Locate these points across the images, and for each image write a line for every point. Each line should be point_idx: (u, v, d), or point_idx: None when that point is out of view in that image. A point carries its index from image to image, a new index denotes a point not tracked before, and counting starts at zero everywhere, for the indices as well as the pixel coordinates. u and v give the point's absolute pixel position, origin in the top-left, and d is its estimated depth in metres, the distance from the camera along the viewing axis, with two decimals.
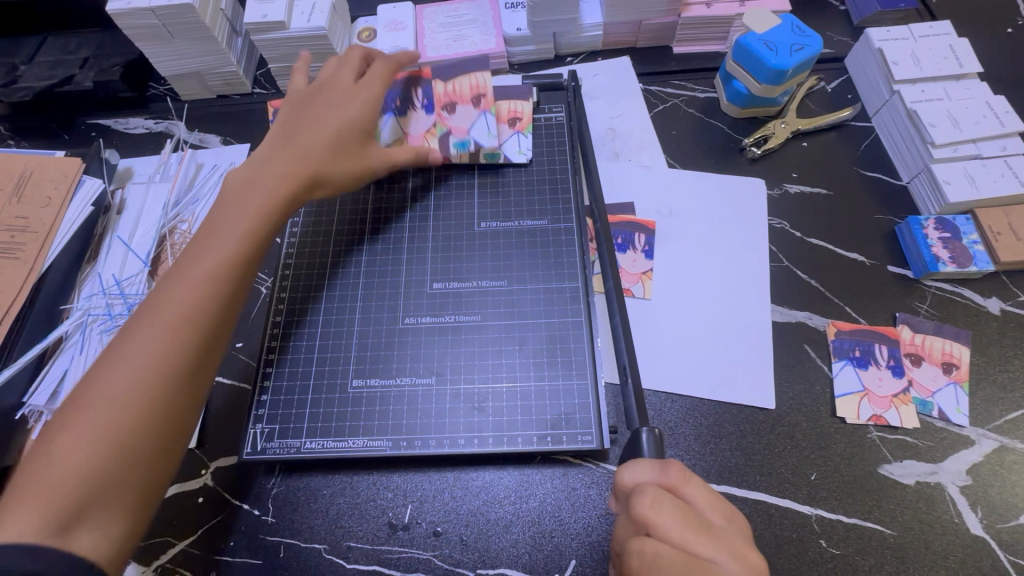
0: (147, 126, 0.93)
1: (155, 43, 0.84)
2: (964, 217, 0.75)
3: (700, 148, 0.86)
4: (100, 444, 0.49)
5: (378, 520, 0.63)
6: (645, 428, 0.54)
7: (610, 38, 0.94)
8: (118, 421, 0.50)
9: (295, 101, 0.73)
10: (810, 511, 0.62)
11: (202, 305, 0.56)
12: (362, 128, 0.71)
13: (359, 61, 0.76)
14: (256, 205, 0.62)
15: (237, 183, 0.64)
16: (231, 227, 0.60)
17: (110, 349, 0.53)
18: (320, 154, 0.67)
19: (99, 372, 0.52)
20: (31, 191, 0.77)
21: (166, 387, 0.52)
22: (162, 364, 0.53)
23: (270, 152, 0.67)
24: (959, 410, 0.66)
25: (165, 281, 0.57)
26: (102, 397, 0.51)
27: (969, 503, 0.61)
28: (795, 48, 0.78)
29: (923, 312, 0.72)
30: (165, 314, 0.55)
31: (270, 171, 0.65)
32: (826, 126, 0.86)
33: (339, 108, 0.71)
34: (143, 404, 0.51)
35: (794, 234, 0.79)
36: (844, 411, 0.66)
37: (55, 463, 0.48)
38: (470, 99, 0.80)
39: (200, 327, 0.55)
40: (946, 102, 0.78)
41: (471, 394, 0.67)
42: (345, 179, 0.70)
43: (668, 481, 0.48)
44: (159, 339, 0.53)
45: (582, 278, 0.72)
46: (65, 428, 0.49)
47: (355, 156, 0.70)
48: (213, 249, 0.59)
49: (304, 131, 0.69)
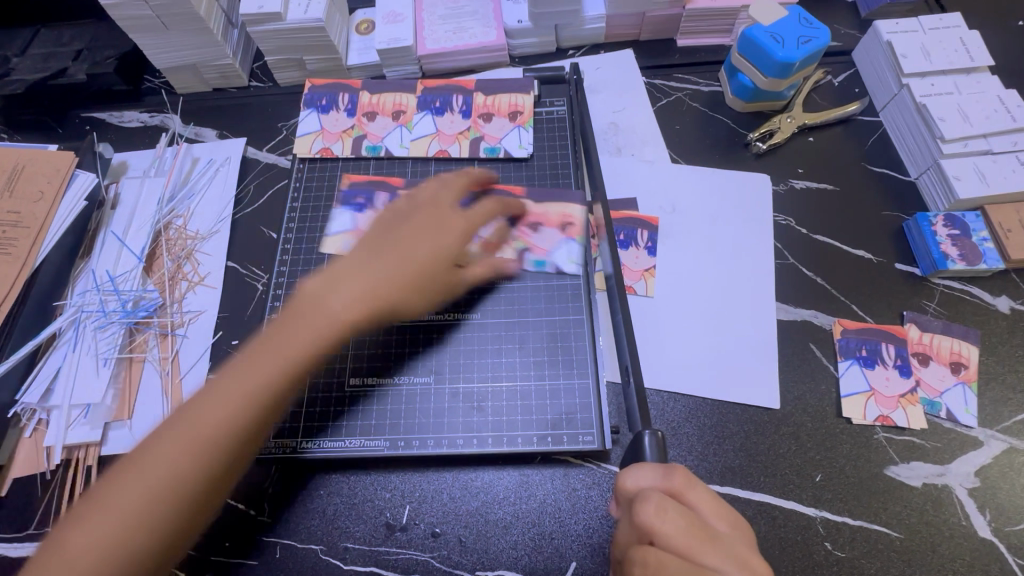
0: (142, 120, 0.91)
1: (149, 34, 0.83)
2: (974, 214, 0.73)
3: (704, 142, 0.85)
4: (102, 556, 0.47)
5: (376, 520, 0.62)
6: (647, 432, 0.51)
7: (613, 31, 0.92)
8: (121, 547, 0.47)
9: (389, 214, 0.66)
10: (814, 513, 0.61)
11: (228, 443, 0.51)
12: (453, 247, 0.64)
13: (471, 173, 0.69)
14: (322, 333, 0.56)
15: (312, 291, 0.58)
16: (284, 348, 0.54)
17: (139, 455, 0.50)
18: (401, 282, 0.60)
19: (122, 478, 0.49)
20: (23, 185, 0.76)
21: (177, 509, 0.49)
22: (173, 497, 0.49)
23: (353, 267, 0.60)
24: (967, 411, 0.65)
25: (208, 392, 0.52)
26: (118, 511, 0.48)
27: (978, 505, 0.60)
28: (802, 40, 0.76)
29: (931, 310, 0.71)
30: (193, 444, 0.50)
31: (349, 298, 0.58)
32: (833, 121, 0.84)
33: (434, 226, 0.64)
34: (150, 523, 0.48)
35: (800, 231, 0.77)
36: (851, 411, 0.65)
37: (61, 565, 0.46)
38: (557, 225, 0.72)
39: (222, 454, 0.50)
40: (956, 96, 0.76)
41: (470, 393, 0.66)
42: (423, 305, 0.63)
43: (672, 487, 0.46)
44: (179, 463, 0.49)
45: (583, 275, 0.71)
46: (79, 524, 0.47)
47: (438, 279, 0.63)
48: (259, 373, 0.53)
49: (394, 249, 0.62)
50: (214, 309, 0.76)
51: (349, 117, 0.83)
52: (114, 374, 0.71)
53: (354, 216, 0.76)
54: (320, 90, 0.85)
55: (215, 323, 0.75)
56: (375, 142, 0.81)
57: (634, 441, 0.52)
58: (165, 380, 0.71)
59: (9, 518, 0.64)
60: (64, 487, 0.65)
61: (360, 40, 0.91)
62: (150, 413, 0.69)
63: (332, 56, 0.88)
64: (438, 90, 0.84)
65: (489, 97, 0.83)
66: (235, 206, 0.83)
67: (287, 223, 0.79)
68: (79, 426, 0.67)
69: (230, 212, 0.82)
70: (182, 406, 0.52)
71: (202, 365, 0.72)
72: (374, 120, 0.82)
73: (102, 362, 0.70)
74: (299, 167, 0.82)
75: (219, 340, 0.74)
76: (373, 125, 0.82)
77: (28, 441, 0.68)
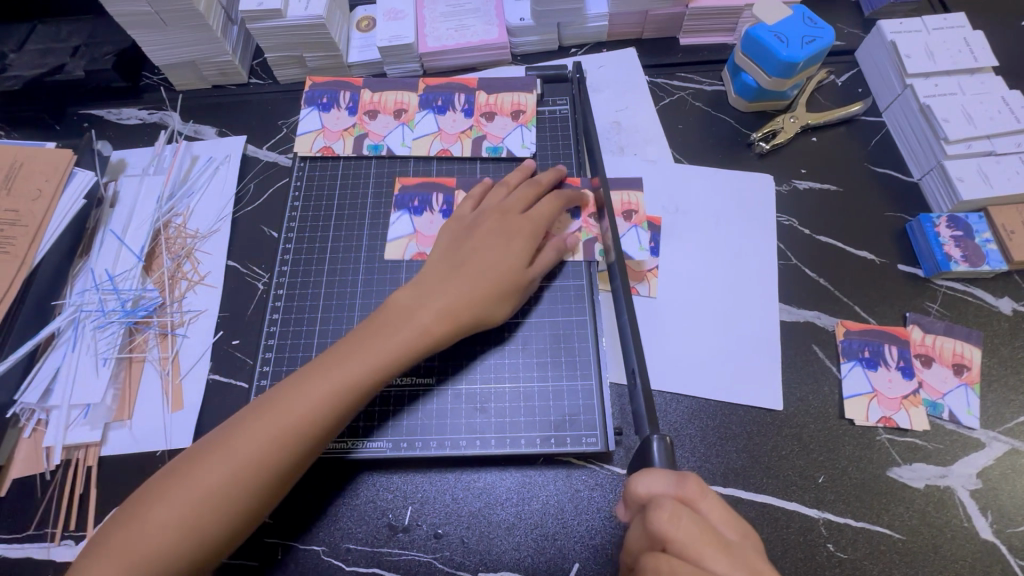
0: (141, 117, 0.91)
1: (148, 31, 0.82)
2: (977, 215, 0.73)
3: (707, 142, 0.84)
4: (181, 528, 0.50)
5: (378, 521, 0.61)
6: (655, 436, 0.51)
7: (616, 29, 0.91)
8: (198, 516, 0.50)
9: (460, 225, 0.69)
10: (817, 514, 0.61)
11: (304, 433, 0.54)
12: (523, 256, 0.65)
13: (541, 181, 0.72)
14: (397, 341, 0.58)
15: (395, 301, 0.61)
16: (366, 354, 0.57)
17: (226, 433, 0.54)
18: (476, 290, 0.62)
19: (207, 454, 0.53)
20: (21, 183, 0.75)
21: (252, 494, 0.52)
22: (249, 478, 0.52)
23: (431, 280, 0.63)
24: (970, 412, 0.65)
25: (293, 384, 0.56)
26: (198, 484, 0.51)
27: (979, 507, 0.60)
28: (806, 40, 0.75)
29: (934, 312, 0.71)
30: (274, 431, 0.53)
31: (427, 309, 0.60)
32: (836, 121, 0.84)
33: (505, 234, 0.66)
34: (228, 503, 0.51)
35: (803, 231, 0.77)
36: (854, 413, 0.65)
37: (144, 529, 0.50)
38: (620, 214, 0.75)
39: (302, 448, 0.54)
40: (960, 97, 0.76)
41: (473, 394, 0.65)
42: (498, 313, 0.63)
43: (684, 494, 0.46)
44: (262, 448, 0.52)
45: (586, 276, 0.71)
46: (164, 493, 0.51)
47: (512, 287, 0.64)
48: (342, 375, 0.56)
49: (466, 262, 0.64)
50: (214, 309, 0.75)
51: (350, 116, 0.82)
52: (113, 374, 0.70)
53: (412, 219, 0.76)
54: (320, 88, 0.84)
55: (216, 323, 0.74)
56: (377, 140, 0.80)
57: (641, 446, 0.52)
58: (165, 380, 0.71)
59: (8, 519, 0.64)
60: (64, 488, 0.65)
61: (361, 37, 0.90)
62: (150, 413, 0.69)
63: (332, 54, 0.87)
64: (440, 88, 0.83)
65: (492, 95, 0.82)
66: (235, 205, 0.83)
67: (288, 222, 0.78)
68: (78, 426, 0.67)
69: (230, 211, 0.82)
70: (268, 394, 0.56)
71: (203, 365, 0.72)
72: (375, 118, 0.82)
73: (101, 362, 0.70)
74: (299, 165, 0.81)
75: (219, 340, 0.74)
76: (374, 123, 0.81)
77: (27, 442, 0.67)
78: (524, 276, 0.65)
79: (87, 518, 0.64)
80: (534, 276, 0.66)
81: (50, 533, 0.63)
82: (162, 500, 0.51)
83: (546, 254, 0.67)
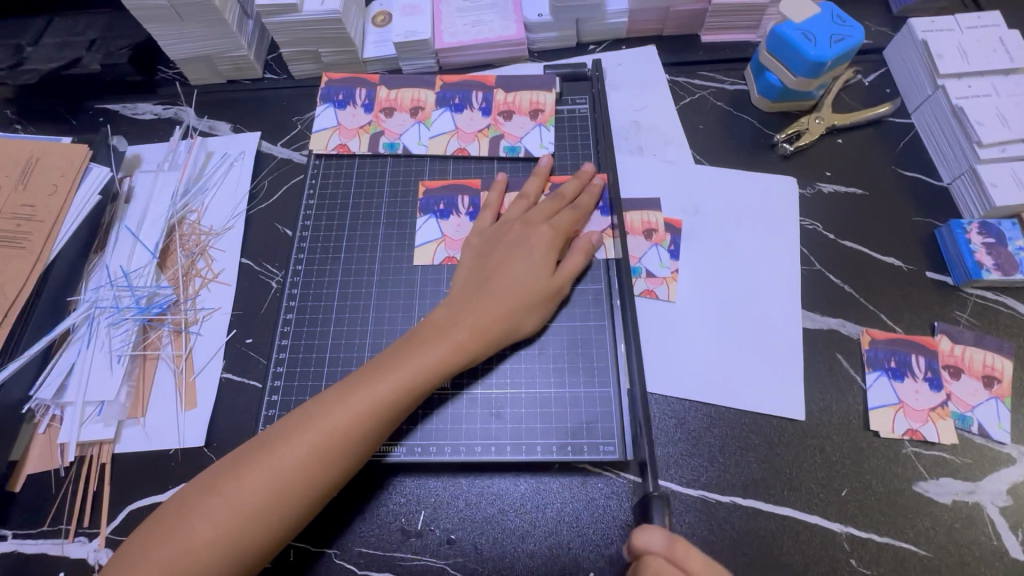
0: (156, 112, 0.90)
1: (164, 25, 0.81)
2: (1010, 221, 0.71)
3: (729, 142, 0.82)
4: (225, 544, 0.50)
5: (390, 525, 0.61)
6: (655, 496, 0.53)
7: (635, 26, 0.89)
8: (241, 532, 0.50)
9: (483, 239, 0.69)
10: (839, 528, 0.59)
11: (346, 451, 0.53)
12: (548, 265, 0.65)
13: (564, 193, 0.71)
14: (435, 357, 0.58)
15: (431, 318, 0.61)
16: (407, 368, 0.56)
17: (263, 448, 0.53)
18: (503, 305, 0.62)
19: (245, 472, 0.51)
20: (37, 178, 0.75)
21: (294, 510, 0.51)
22: (291, 495, 0.51)
23: (459, 298, 0.63)
24: (1000, 426, 0.63)
25: (330, 397, 0.55)
26: (242, 502, 0.50)
27: (1009, 524, 0.59)
28: (834, 39, 0.73)
29: (963, 321, 0.69)
30: (316, 448, 0.52)
31: (460, 324, 0.60)
32: (862, 122, 0.81)
33: (531, 246, 0.65)
34: (272, 519, 0.51)
35: (827, 236, 0.75)
36: (878, 425, 0.63)
37: (187, 546, 0.49)
38: (641, 232, 0.74)
39: (345, 464, 0.53)
40: (994, 99, 0.73)
41: (488, 399, 0.64)
42: (525, 324, 0.63)
43: (675, 556, 0.48)
44: (305, 467, 0.52)
45: (605, 280, 0.69)
46: (206, 509, 0.50)
47: (538, 298, 0.63)
48: (384, 389, 0.55)
49: (495, 277, 0.63)
50: (229, 306, 0.75)
51: (365, 113, 0.81)
52: (128, 371, 0.70)
53: (438, 223, 0.75)
54: (336, 84, 0.83)
55: (230, 321, 0.74)
56: (392, 138, 0.79)
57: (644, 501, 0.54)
58: (179, 377, 0.70)
59: (23, 515, 0.64)
60: (78, 484, 0.65)
61: (376, 32, 0.89)
62: (163, 412, 0.69)
63: (348, 50, 0.86)
64: (458, 86, 0.81)
65: (510, 94, 0.80)
66: (250, 202, 0.82)
67: (303, 219, 0.78)
68: (92, 423, 0.67)
69: (244, 208, 0.81)
70: (304, 406, 0.55)
71: (216, 363, 0.72)
72: (391, 116, 0.80)
73: (116, 359, 0.70)
74: (315, 162, 0.81)
75: (232, 338, 0.73)
76: (391, 120, 0.80)
77: (42, 437, 0.68)
78: (550, 289, 0.64)
79: (101, 515, 0.64)
80: (562, 283, 0.65)
81: (64, 530, 0.63)
82: (204, 518, 0.50)
83: (573, 257, 0.66)
